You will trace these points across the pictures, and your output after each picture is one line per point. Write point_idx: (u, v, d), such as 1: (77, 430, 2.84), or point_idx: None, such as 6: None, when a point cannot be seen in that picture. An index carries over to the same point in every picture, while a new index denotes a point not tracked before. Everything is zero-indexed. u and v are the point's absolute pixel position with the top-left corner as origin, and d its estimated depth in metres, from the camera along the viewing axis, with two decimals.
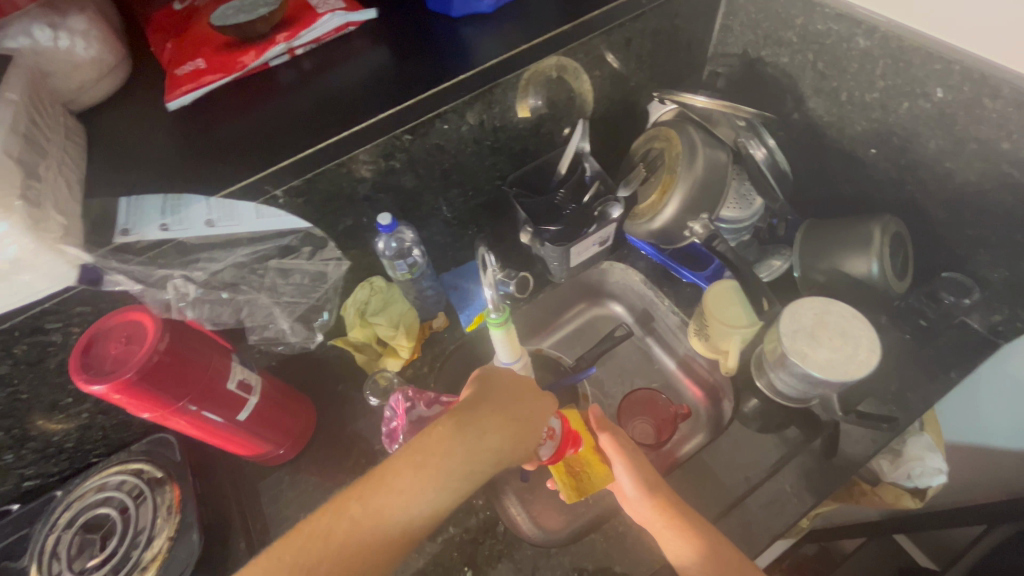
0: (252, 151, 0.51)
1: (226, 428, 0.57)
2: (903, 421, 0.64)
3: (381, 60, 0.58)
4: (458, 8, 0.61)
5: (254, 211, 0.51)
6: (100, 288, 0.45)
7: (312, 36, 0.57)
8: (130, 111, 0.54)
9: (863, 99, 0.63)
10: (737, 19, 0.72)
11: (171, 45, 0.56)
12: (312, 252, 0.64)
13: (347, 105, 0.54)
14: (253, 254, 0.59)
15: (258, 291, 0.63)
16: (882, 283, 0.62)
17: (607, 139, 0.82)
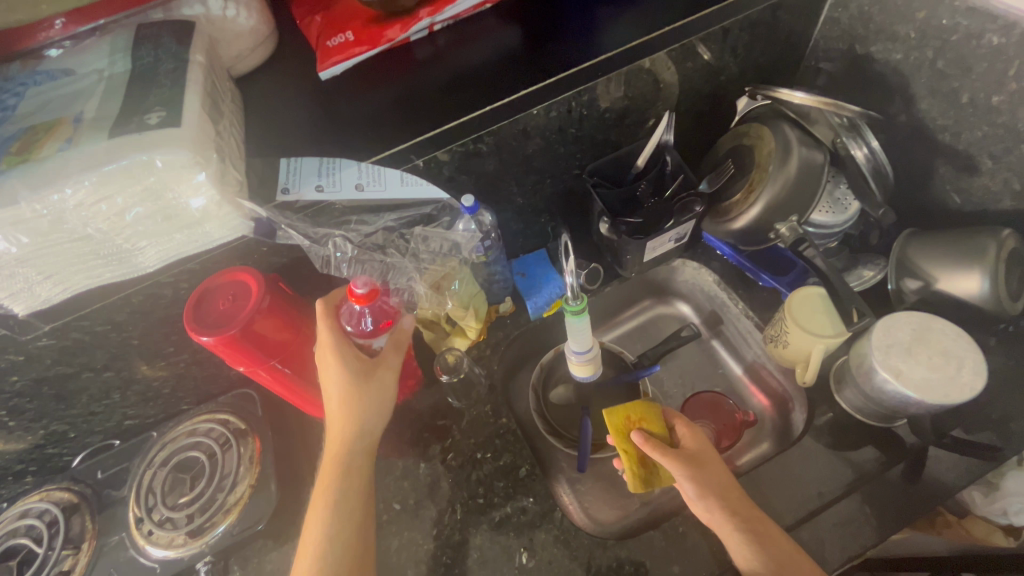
0: (386, 128, 0.54)
1: (308, 389, 0.61)
2: (1001, 453, 0.59)
3: (511, 39, 0.60)
4: None
5: (399, 177, 0.52)
6: (273, 239, 0.52)
7: (454, 12, 0.59)
8: (272, 83, 0.58)
9: (988, 102, 0.58)
10: (846, 11, 0.68)
11: (320, 20, 0.59)
12: (451, 222, 0.65)
13: (483, 82, 0.57)
14: (400, 219, 0.61)
15: (404, 257, 0.64)
16: (991, 304, 0.58)
17: (689, 133, 0.79)
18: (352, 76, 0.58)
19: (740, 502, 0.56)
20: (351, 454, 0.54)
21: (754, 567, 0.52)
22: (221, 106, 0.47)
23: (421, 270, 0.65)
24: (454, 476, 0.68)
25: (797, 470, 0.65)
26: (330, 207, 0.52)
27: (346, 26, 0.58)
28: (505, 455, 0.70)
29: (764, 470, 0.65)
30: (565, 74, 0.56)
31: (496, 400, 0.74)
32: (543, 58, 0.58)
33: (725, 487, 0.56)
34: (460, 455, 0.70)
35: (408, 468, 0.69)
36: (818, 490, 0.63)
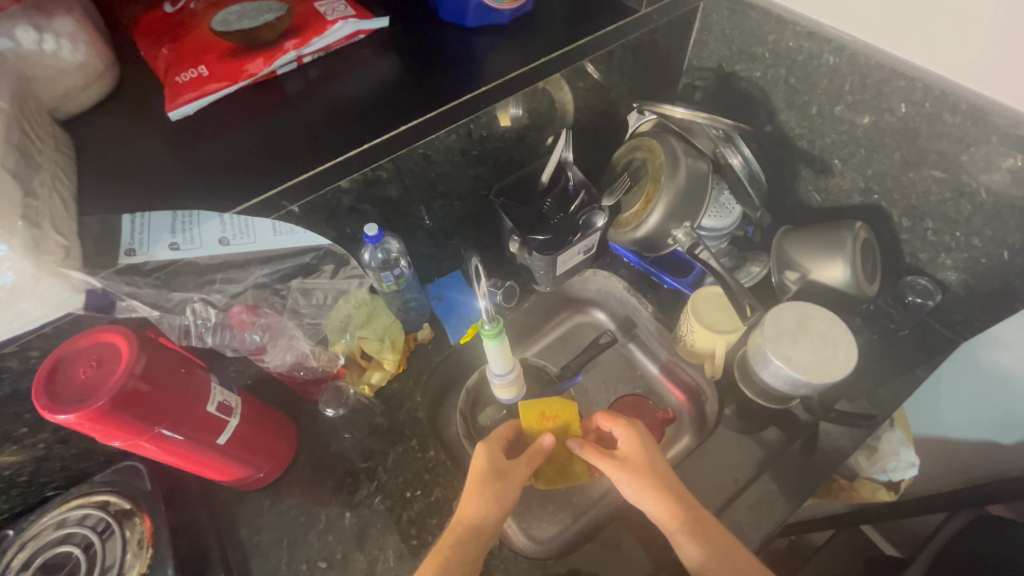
0: (262, 166, 0.50)
1: (207, 453, 0.54)
2: (877, 420, 0.67)
3: (388, 72, 0.58)
4: (474, 19, 0.62)
5: (272, 227, 0.53)
6: (114, 315, 0.47)
7: (323, 43, 0.56)
8: (116, 122, 0.52)
9: (831, 113, 0.67)
10: (712, 34, 0.75)
11: (167, 52, 0.53)
12: (334, 270, 0.67)
13: (357, 117, 0.54)
14: (275, 273, 0.62)
15: (281, 314, 0.64)
16: (854, 288, 0.66)
17: (587, 150, 0.83)
18: (219, 110, 0.54)
19: (680, 497, 0.55)
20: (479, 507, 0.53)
21: (705, 563, 0.51)
22: (35, 155, 0.41)
23: (306, 327, 0.67)
24: (383, 519, 0.64)
25: (714, 460, 0.69)
26: (187, 262, 0.49)
27: (196, 57, 0.53)
28: (436, 489, 0.66)
29: (685, 464, 0.69)
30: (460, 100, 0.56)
31: (422, 432, 0.71)
32: (423, 89, 0.57)
33: (669, 485, 0.55)
34: (389, 496, 0.66)
35: (332, 519, 0.64)
36: (733, 476, 0.68)
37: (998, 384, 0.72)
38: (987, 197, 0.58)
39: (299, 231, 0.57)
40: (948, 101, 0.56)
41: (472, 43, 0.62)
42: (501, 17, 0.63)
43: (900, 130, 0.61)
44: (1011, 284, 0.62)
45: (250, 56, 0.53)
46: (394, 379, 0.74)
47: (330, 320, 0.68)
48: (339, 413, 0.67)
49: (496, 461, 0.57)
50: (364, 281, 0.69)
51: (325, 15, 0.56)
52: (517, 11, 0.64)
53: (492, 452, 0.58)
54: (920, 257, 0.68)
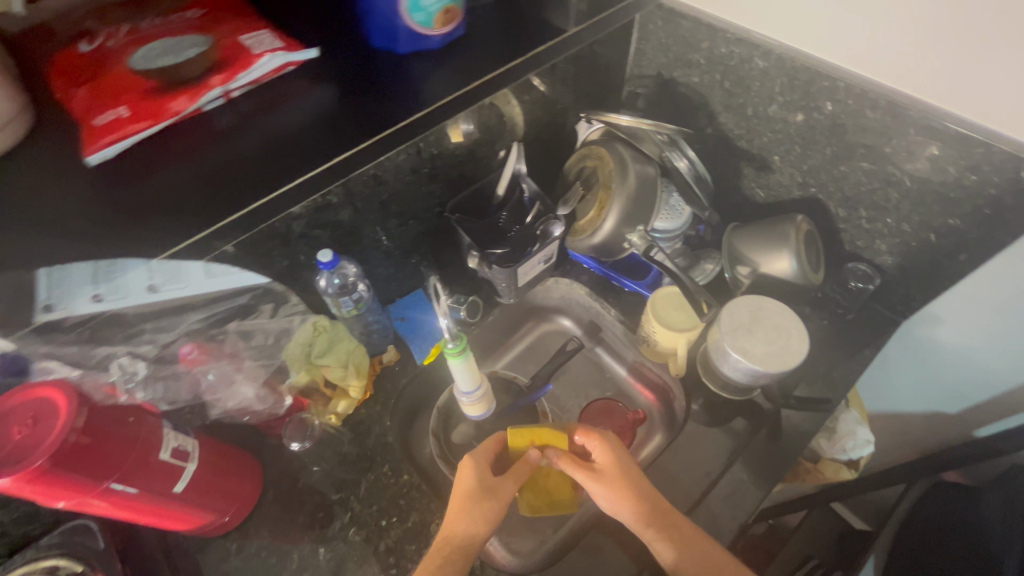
0: (192, 208, 0.48)
1: (162, 504, 0.51)
2: (832, 402, 0.71)
3: (323, 102, 0.57)
4: (404, 45, 0.61)
5: (205, 271, 0.51)
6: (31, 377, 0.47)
7: (250, 78, 0.54)
8: (32, 166, 0.50)
9: (766, 113, 0.70)
10: (649, 43, 0.78)
11: (85, 92, 0.51)
12: (273, 308, 0.65)
13: (291, 151, 0.53)
14: (208, 318, 0.59)
15: (218, 361, 0.61)
16: (800, 278, 0.69)
17: (539, 160, 0.84)
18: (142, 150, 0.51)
19: (655, 505, 0.55)
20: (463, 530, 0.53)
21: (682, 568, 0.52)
22: None
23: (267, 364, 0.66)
24: (360, 551, 0.63)
25: (685, 455, 0.71)
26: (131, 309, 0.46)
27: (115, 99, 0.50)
28: (411, 514, 0.65)
29: (657, 462, 0.70)
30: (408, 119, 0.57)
31: (394, 457, 0.69)
32: (360, 118, 0.56)
33: (644, 494, 0.56)
34: (364, 527, 0.64)
35: (307, 557, 0.62)
36: (704, 470, 0.69)
37: (938, 358, 0.77)
38: (911, 184, 0.62)
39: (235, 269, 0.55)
40: (869, 98, 0.59)
41: (410, 64, 0.62)
42: (433, 41, 0.62)
43: (829, 127, 0.65)
44: (940, 264, 0.66)
45: (171, 96, 0.50)
46: (362, 404, 0.73)
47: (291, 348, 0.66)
48: (304, 446, 0.67)
49: (485, 477, 0.57)
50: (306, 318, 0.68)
51: (252, 50, 0.54)
52: (447, 37, 0.63)
53: (476, 468, 0.57)
54: (858, 244, 0.72)
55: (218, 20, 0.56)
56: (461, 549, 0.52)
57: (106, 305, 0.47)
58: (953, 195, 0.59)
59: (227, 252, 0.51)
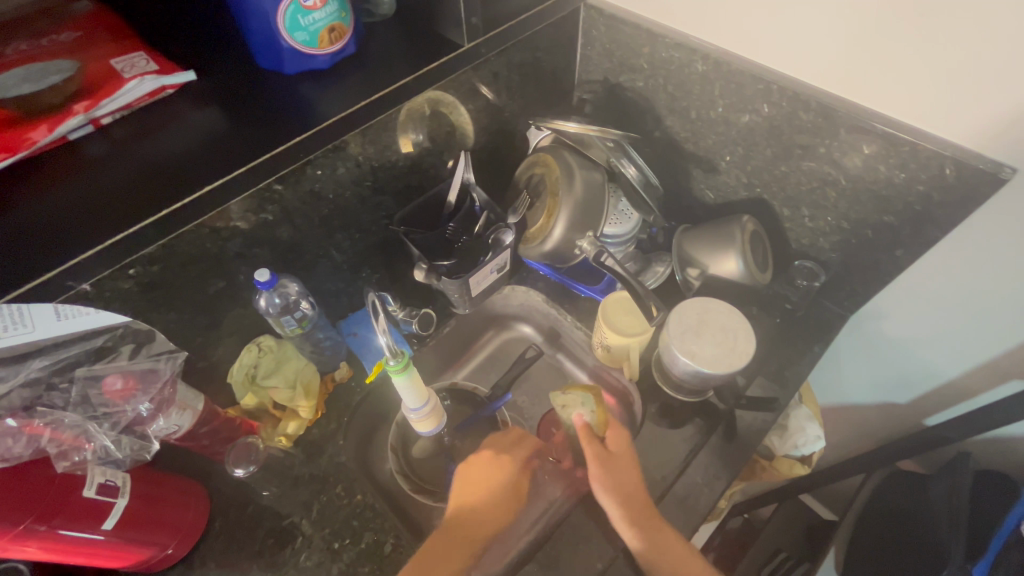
0: (53, 241, 0.43)
1: (90, 543, 0.48)
2: (784, 399, 0.71)
3: (212, 123, 0.53)
4: (291, 66, 0.57)
5: (55, 312, 0.44)
6: None
7: (118, 104, 0.48)
8: None
9: (708, 116, 0.71)
10: (594, 49, 0.78)
11: None
12: (136, 349, 0.55)
13: (175, 171, 0.48)
14: (54, 364, 0.51)
15: (65, 411, 0.52)
16: (748, 279, 0.70)
17: (491, 168, 0.83)
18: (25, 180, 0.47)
19: (641, 499, 0.58)
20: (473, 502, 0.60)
21: (649, 558, 0.55)
22: None
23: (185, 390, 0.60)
24: None
25: (642, 459, 0.71)
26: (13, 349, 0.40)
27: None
28: (366, 534, 0.64)
29: None
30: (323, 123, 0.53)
31: (348, 477, 0.68)
32: (260, 130, 0.52)
33: (632, 494, 0.58)
34: (316, 552, 0.62)
35: None
36: (662, 473, 0.69)
37: (885, 351, 0.78)
38: (847, 183, 0.63)
39: (94, 310, 0.48)
40: (802, 100, 0.60)
41: (304, 88, 0.56)
42: (319, 60, 0.57)
43: (768, 128, 0.66)
44: (880, 259, 0.67)
45: (31, 119, 0.44)
46: (314, 424, 0.71)
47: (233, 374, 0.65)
48: (249, 472, 0.64)
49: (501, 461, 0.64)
50: (178, 356, 0.58)
51: (122, 71, 0.48)
52: (337, 55, 0.58)
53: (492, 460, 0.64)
54: (803, 242, 0.74)
55: (98, 39, 0.50)
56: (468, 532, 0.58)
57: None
58: (885, 192, 0.61)
59: (129, 269, 0.47)
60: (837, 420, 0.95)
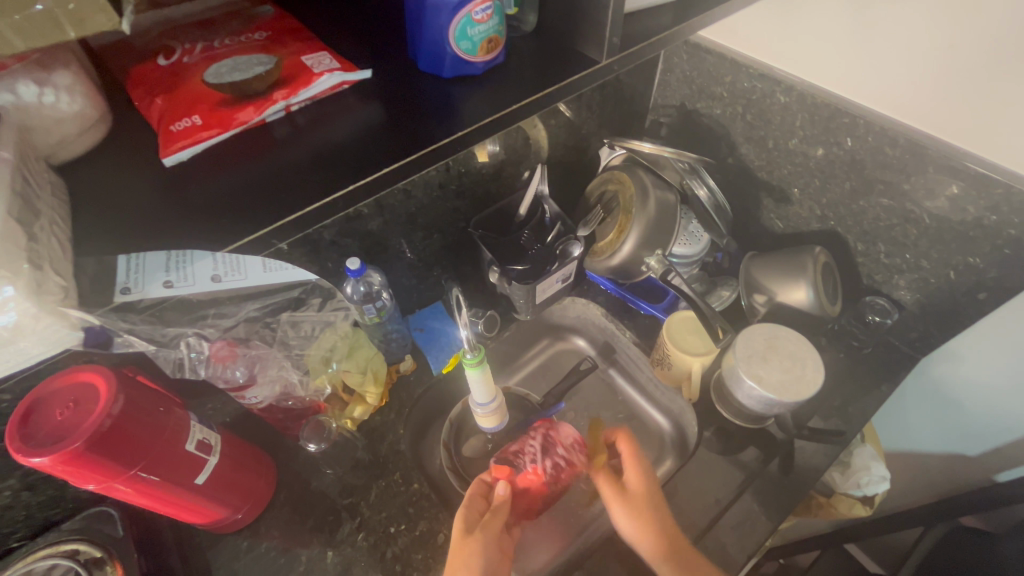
0: (225, 229, 0.32)
1: (183, 494, 0.52)
2: (847, 435, 0.70)
3: (376, 116, 0.39)
4: (448, 68, 0.41)
5: (263, 265, 0.54)
6: (111, 351, 0.43)
7: (309, 95, 0.38)
8: (104, 175, 0.35)
9: (786, 146, 0.72)
10: (673, 75, 0.80)
11: (150, 104, 0.36)
12: (320, 303, 0.67)
13: (353, 163, 0.35)
14: (264, 308, 0.61)
15: (270, 347, 0.63)
16: (817, 309, 0.70)
17: (562, 182, 0.86)
18: (201, 164, 0.36)
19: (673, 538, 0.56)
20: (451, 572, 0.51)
21: None
22: None
23: (294, 358, 0.65)
24: (367, 558, 0.63)
25: (695, 481, 0.70)
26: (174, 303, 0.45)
27: (179, 104, 0.35)
28: (420, 522, 0.65)
29: (665, 487, 0.69)
30: (489, 118, 0.38)
31: (405, 465, 0.70)
32: (431, 121, 0.38)
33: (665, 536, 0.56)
34: (372, 532, 0.65)
35: (314, 559, 0.63)
36: (715, 497, 0.68)
37: (959, 400, 0.76)
38: (930, 222, 0.63)
39: (286, 267, 0.59)
40: (889, 135, 0.61)
41: (451, 87, 0.41)
42: (474, 65, 0.41)
43: (848, 161, 0.66)
44: (959, 302, 0.66)
45: (236, 103, 0.36)
46: (377, 411, 0.74)
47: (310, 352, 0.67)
48: (320, 448, 0.67)
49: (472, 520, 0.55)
50: (350, 313, 0.69)
51: (311, 66, 0.38)
52: (491, 63, 0.42)
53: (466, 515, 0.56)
54: (876, 279, 0.73)
55: (285, 34, 0.40)
56: None
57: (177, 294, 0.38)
58: (972, 234, 0.60)
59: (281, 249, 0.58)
60: (895, 467, 0.92)
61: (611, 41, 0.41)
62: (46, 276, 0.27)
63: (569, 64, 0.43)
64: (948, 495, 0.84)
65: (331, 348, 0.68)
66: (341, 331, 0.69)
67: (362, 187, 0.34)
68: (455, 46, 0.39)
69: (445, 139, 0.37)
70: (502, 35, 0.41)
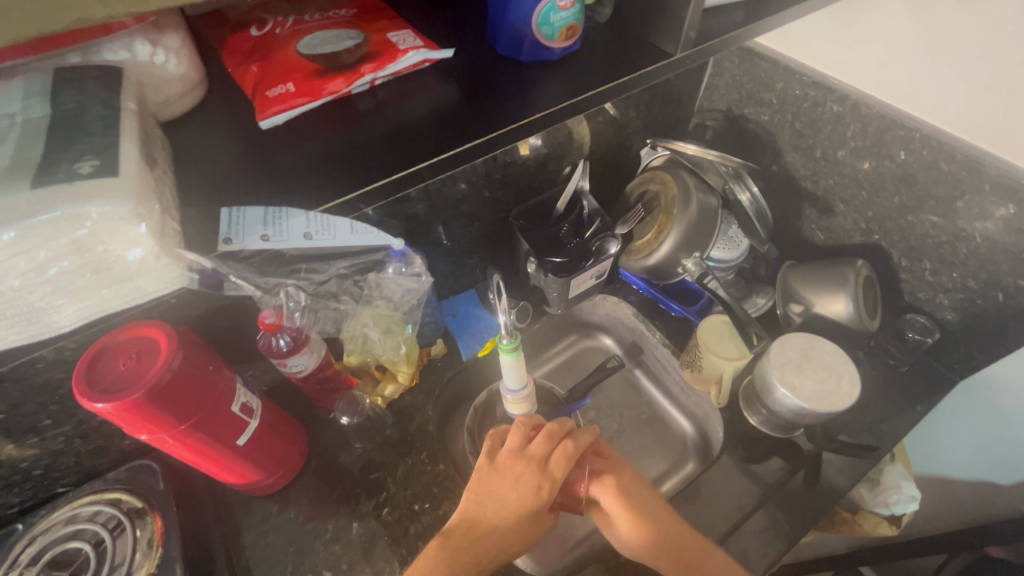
0: (306, 197, 0.33)
1: (225, 453, 0.54)
2: (877, 452, 0.69)
3: (449, 96, 0.40)
4: (522, 55, 0.42)
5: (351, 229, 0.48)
6: (219, 294, 0.44)
7: (394, 71, 0.39)
8: (187, 138, 0.37)
9: (834, 156, 0.71)
10: (722, 79, 0.80)
11: (245, 72, 0.38)
12: (398, 267, 0.66)
13: (426, 140, 0.37)
14: (351, 266, 0.61)
15: (354, 304, 0.65)
16: (857, 322, 0.69)
17: (601, 180, 0.87)
18: (290, 130, 0.37)
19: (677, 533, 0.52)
20: (501, 506, 0.50)
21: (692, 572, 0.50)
22: None
23: (371, 318, 0.66)
24: (391, 532, 0.64)
25: (720, 485, 0.69)
26: (252, 265, 0.45)
27: (273, 73, 0.37)
28: (444, 503, 0.66)
29: (688, 488, 0.69)
30: (557, 105, 0.39)
31: (431, 445, 0.71)
32: (500, 104, 0.39)
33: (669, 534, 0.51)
34: (397, 508, 0.66)
35: (340, 530, 0.64)
36: (738, 502, 0.68)
37: (996, 425, 0.74)
38: (982, 241, 0.61)
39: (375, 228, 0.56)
40: (945, 151, 0.60)
41: (519, 74, 0.42)
42: (552, 51, 0.42)
43: (900, 175, 0.65)
44: (1007, 325, 0.64)
45: (327, 74, 0.37)
46: (407, 391, 0.76)
47: (380, 310, 0.66)
48: (353, 422, 0.67)
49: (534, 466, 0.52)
50: (423, 279, 0.67)
51: (397, 43, 0.39)
52: (566, 51, 0.43)
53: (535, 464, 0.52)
54: (919, 296, 0.71)
55: (370, 12, 0.41)
56: (506, 521, 0.49)
57: (272, 249, 0.35)
58: None
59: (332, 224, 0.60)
60: (920, 490, 0.90)
61: (686, 35, 0.41)
62: (167, 220, 0.29)
63: (637, 57, 0.43)
64: (974, 524, 0.82)
65: (391, 316, 0.67)
66: (415, 296, 0.68)
67: (433, 164, 0.35)
68: (536, 30, 0.40)
69: (514, 123, 0.37)
70: (580, 23, 0.42)
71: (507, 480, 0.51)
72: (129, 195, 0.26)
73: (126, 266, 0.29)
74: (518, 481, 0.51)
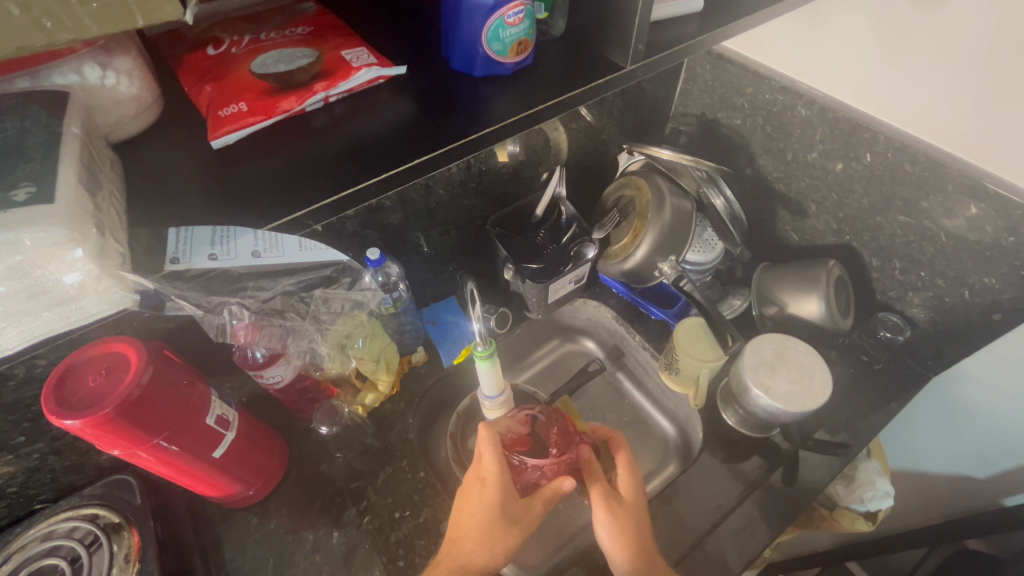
0: (265, 213, 0.34)
1: (202, 466, 0.54)
2: (852, 449, 0.70)
3: (406, 111, 0.40)
4: (478, 68, 0.43)
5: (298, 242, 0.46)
6: (161, 314, 0.42)
7: (347, 88, 0.39)
8: (149, 156, 0.37)
9: (805, 159, 0.72)
10: (695, 85, 0.81)
11: (199, 91, 0.38)
12: (350, 282, 0.64)
13: (383, 155, 0.37)
14: (299, 283, 0.58)
15: (303, 321, 0.61)
16: (828, 322, 0.70)
17: (579, 185, 0.87)
18: (244, 147, 0.38)
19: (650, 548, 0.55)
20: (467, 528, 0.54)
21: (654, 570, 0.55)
22: None
23: (323, 333, 0.64)
24: (371, 540, 0.64)
25: (699, 485, 0.70)
26: (216, 276, 0.46)
27: (226, 92, 0.37)
28: (425, 510, 0.67)
29: (667, 489, 0.70)
30: (513, 118, 0.40)
31: (412, 453, 0.72)
32: (458, 119, 0.40)
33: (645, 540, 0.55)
34: (377, 517, 0.66)
35: (320, 539, 0.64)
36: (717, 502, 0.68)
37: (970, 420, 0.75)
38: (947, 240, 0.63)
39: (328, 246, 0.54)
40: (908, 152, 0.61)
41: (478, 88, 0.43)
42: (506, 65, 0.43)
43: (867, 176, 0.67)
44: (974, 322, 0.66)
45: (281, 92, 0.38)
46: (388, 399, 0.76)
47: (334, 328, 0.64)
48: (332, 432, 0.67)
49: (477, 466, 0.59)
50: (378, 294, 0.67)
51: (351, 61, 0.39)
52: (519, 65, 0.44)
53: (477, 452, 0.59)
54: (890, 295, 0.73)
55: (327, 29, 0.42)
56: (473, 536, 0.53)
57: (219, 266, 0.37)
58: (990, 253, 0.60)
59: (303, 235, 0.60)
60: (901, 486, 0.91)
61: (635, 48, 0.42)
62: (108, 241, 0.30)
63: (596, 68, 0.44)
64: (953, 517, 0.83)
65: (349, 330, 0.66)
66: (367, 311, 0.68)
67: (391, 177, 0.36)
68: (486, 47, 0.41)
69: (471, 135, 0.38)
70: (532, 38, 0.43)
71: (465, 495, 0.57)
72: (65, 220, 0.26)
73: (65, 291, 0.29)
74: (471, 490, 0.57)
